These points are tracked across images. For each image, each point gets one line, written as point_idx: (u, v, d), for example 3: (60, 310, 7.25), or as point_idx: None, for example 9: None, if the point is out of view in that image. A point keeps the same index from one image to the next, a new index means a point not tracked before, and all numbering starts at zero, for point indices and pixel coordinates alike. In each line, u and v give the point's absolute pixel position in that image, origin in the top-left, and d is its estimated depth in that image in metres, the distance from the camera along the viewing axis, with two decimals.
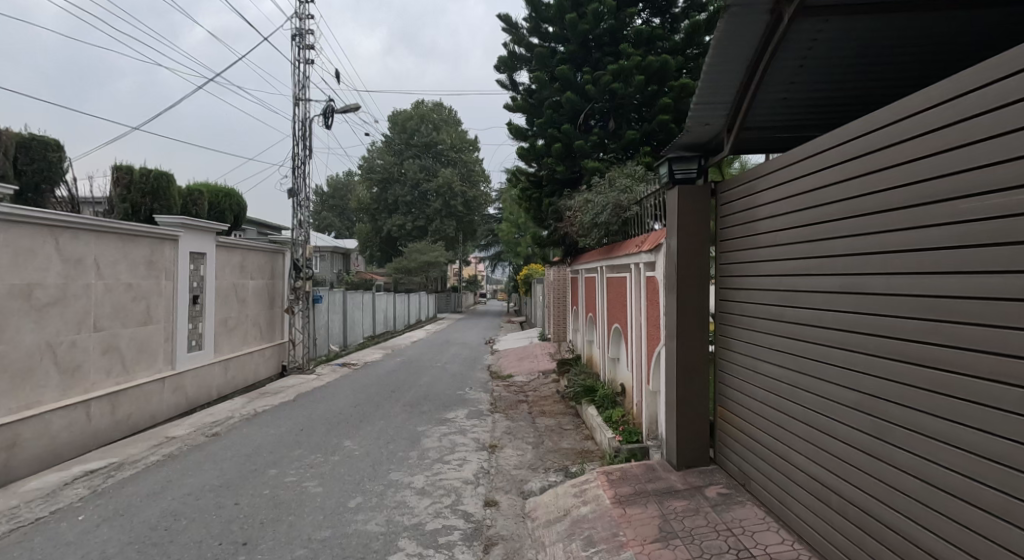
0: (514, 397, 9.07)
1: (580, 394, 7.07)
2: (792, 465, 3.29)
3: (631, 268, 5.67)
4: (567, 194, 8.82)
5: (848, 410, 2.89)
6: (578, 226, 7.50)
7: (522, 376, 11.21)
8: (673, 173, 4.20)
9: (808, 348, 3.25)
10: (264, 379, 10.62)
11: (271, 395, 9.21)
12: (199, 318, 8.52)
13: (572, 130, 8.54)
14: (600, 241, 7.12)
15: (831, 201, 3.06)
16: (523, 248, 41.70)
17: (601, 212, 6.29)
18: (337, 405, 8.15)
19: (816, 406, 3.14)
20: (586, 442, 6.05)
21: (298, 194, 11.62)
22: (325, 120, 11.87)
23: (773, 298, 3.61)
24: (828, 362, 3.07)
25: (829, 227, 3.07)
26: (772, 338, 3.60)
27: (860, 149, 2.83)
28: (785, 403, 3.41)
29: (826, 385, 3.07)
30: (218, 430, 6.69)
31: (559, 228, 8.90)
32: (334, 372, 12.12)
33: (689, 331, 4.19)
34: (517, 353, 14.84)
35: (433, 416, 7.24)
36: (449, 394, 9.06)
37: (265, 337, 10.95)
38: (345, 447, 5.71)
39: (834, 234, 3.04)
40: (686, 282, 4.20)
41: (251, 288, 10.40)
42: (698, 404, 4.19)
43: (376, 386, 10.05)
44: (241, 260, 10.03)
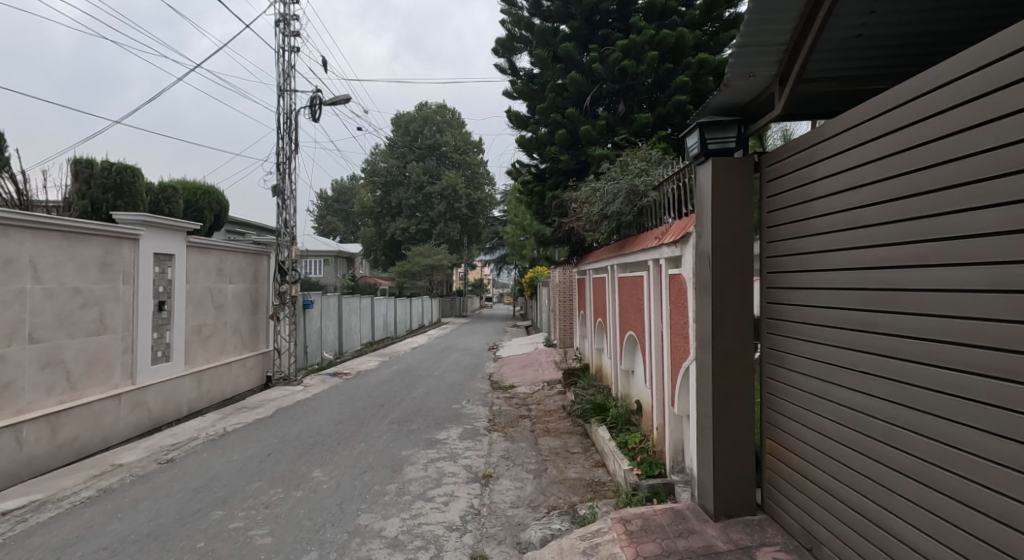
0: (515, 413, 8.19)
1: (589, 412, 6.18)
2: (837, 504, 2.67)
3: (647, 266, 4.79)
4: (572, 186, 7.97)
5: (906, 438, 2.27)
6: (585, 220, 6.63)
7: (525, 388, 10.32)
8: (705, 143, 3.33)
9: (853, 359, 2.62)
10: (245, 391, 9.80)
11: (249, 410, 8.38)
12: (166, 326, 7.71)
13: (578, 115, 7.70)
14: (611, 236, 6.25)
15: (873, 180, 2.50)
16: (528, 250, 40.84)
17: (612, 201, 5.43)
18: (317, 423, 7.31)
19: (866, 432, 2.52)
20: (597, 470, 5.16)
21: (283, 192, 10.81)
22: (312, 112, 11.08)
23: (825, 299, 2.84)
24: (878, 376, 2.45)
25: (871, 212, 2.50)
26: (813, 348, 2.92)
27: (911, 112, 2.27)
28: (827, 427, 2.77)
29: (876, 405, 2.45)
30: (175, 455, 5.86)
31: (564, 224, 8.04)
32: (323, 382, 11.28)
33: (729, 344, 3.28)
34: (520, 360, 13.96)
35: (421, 438, 6.38)
36: (443, 409, 8.19)
37: (247, 346, 10.13)
38: (313, 479, 4.87)
39: (876, 221, 2.47)
40: (724, 281, 3.30)
41: (230, 294, 9.60)
42: (741, 437, 3.29)
43: (365, 399, 9.21)
44: (218, 263, 9.23)
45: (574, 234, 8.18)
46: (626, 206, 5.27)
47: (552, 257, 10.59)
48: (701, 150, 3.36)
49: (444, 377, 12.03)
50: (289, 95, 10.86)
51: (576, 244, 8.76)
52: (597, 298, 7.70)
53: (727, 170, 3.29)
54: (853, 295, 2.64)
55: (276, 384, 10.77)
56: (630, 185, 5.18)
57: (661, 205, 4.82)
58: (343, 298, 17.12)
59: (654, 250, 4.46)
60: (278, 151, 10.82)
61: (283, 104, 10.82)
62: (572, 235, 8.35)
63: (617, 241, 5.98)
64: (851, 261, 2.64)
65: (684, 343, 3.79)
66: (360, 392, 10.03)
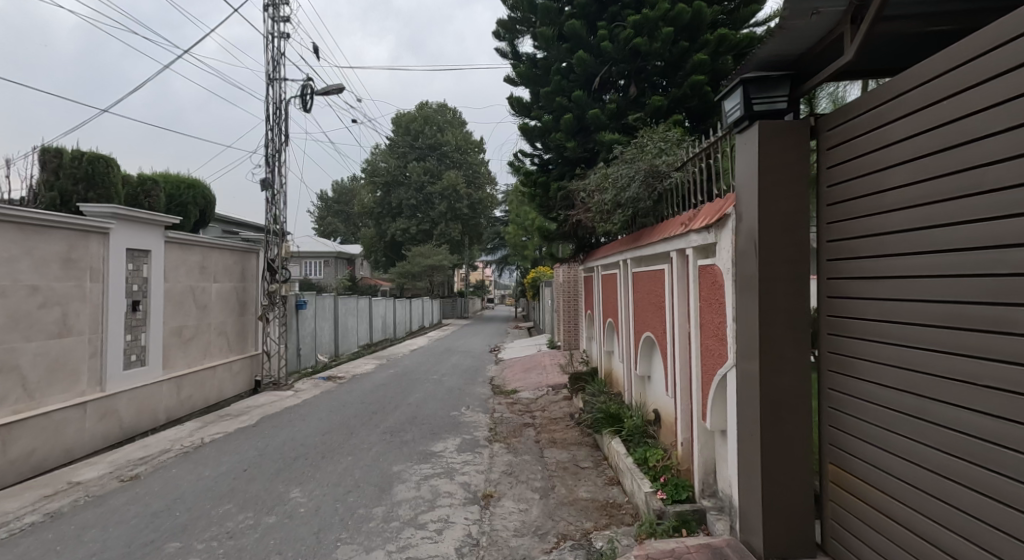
0: (517, 421, 7.60)
1: (601, 422, 5.60)
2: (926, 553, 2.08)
3: (671, 256, 4.19)
4: (578, 176, 7.41)
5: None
6: (595, 211, 6.06)
7: (528, 393, 9.73)
8: (749, 101, 2.74)
9: (942, 367, 2.04)
10: (231, 397, 9.23)
11: (232, 418, 7.81)
12: (141, 328, 7.15)
13: (585, 98, 7.18)
14: (624, 228, 5.66)
15: (964, 139, 1.92)
16: (530, 250, 40.26)
17: (628, 185, 4.84)
18: (303, 433, 6.74)
19: (962, 460, 1.93)
20: (611, 490, 4.57)
21: (273, 186, 10.25)
22: (303, 101, 10.53)
23: (897, 292, 2.26)
24: (982, 389, 1.86)
25: (963, 182, 1.93)
26: (888, 351, 2.31)
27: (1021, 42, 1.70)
28: (910, 452, 2.18)
29: (978, 426, 1.87)
30: (142, 471, 5.30)
31: (571, 217, 7.46)
32: (315, 387, 10.71)
33: (780, 347, 2.69)
34: (523, 363, 13.37)
35: (415, 450, 5.81)
36: (440, 417, 7.62)
37: (234, 348, 9.57)
38: (290, 501, 4.30)
39: (974, 192, 1.88)
40: (773, 271, 2.72)
41: (215, 293, 9.04)
42: (796, 460, 2.69)
43: (358, 406, 8.64)
44: (202, 260, 8.67)
45: (582, 228, 7.60)
46: (645, 190, 4.69)
47: (557, 254, 10.02)
48: (744, 112, 2.77)
49: (442, 381, 11.45)
50: (279, 84, 10.34)
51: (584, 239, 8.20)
52: (607, 295, 7.13)
53: (776, 136, 2.70)
54: (962, 283, 1.95)
55: (265, 389, 10.21)
56: (650, 166, 4.59)
57: (687, 188, 4.23)
58: (340, 298, 16.56)
59: (680, 239, 3.88)
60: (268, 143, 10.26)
61: (273, 93, 10.28)
62: (579, 228, 7.77)
63: (632, 233, 5.40)
64: (961, 237, 1.94)
65: (720, 346, 3.21)
66: (353, 398, 9.46)
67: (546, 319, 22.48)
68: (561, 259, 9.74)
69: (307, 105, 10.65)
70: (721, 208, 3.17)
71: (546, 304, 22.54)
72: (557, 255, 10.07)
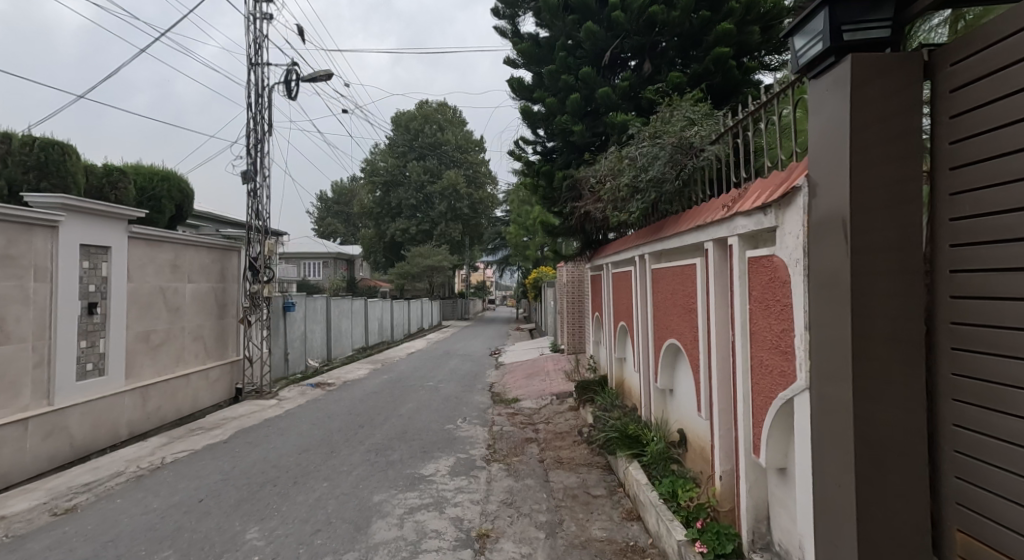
0: (519, 436, 6.86)
1: (616, 443, 4.85)
2: None
3: (707, 247, 3.42)
4: (586, 163, 6.68)
5: None
6: (607, 198, 5.32)
7: (530, 403, 8.98)
8: (839, 26, 2.00)
9: None
10: (207, 408, 8.49)
11: (204, 432, 7.08)
12: (99, 333, 6.42)
13: (593, 76, 6.44)
14: (642, 218, 4.92)
15: None
16: (532, 251, 39.62)
17: (651, 165, 4.09)
18: (279, 451, 6.00)
19: None
20: (632, 529, 3.82)
21: (255, 179, 9.53)
22: (287, 88, 9.82)
23: None
24: None
25: None
26: None
27: None
28: None
29: None
30: (83, 500, 4.56)
31: (578, 209, 6.71)
32: (301, 396, 9.97)
33: (877, 368, 1.93)
34: (524, 369, 12.62)
35: (401, 474, 5.07)
36: (433, 431, 6.88)
37: (212, 354, 8.82)
38: (244, 545, 3.57)
39: None
40: (871, 262, 1.96)
41: (190, 294, 8.31)
42: (899, 530, 1.89)
43: (344, 417, 7.91)
44: (174, 258, 7.94)
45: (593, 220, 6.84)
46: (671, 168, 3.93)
47: (562, 251, 9.26)
48: (830, 43, 2.03)
49: (439, 389, 10.71)
50: (262, 69, 9.63)
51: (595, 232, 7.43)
52: (618, 296, 6.39)
53: (876, 79, 1.96)
54: None
55: (247, 397, 9.46)
56: (678, 139, 3.83)
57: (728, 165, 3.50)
58: (333, 300, 15.83)
59: (720, 227, 3.13)
60: (249, 133, 9.55)
61: (255, 80, 9.58)
62: (587, 222, 7.02)
63: (654, 224, 4.64)
64: None
65: (783, 364, 2.45)
66: (341, 407, 8.73)
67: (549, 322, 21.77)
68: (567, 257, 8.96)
69: (293, 92, 9.94)
70: (787, 179, 2.40)
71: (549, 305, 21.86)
72: (563, 252, 9.31)
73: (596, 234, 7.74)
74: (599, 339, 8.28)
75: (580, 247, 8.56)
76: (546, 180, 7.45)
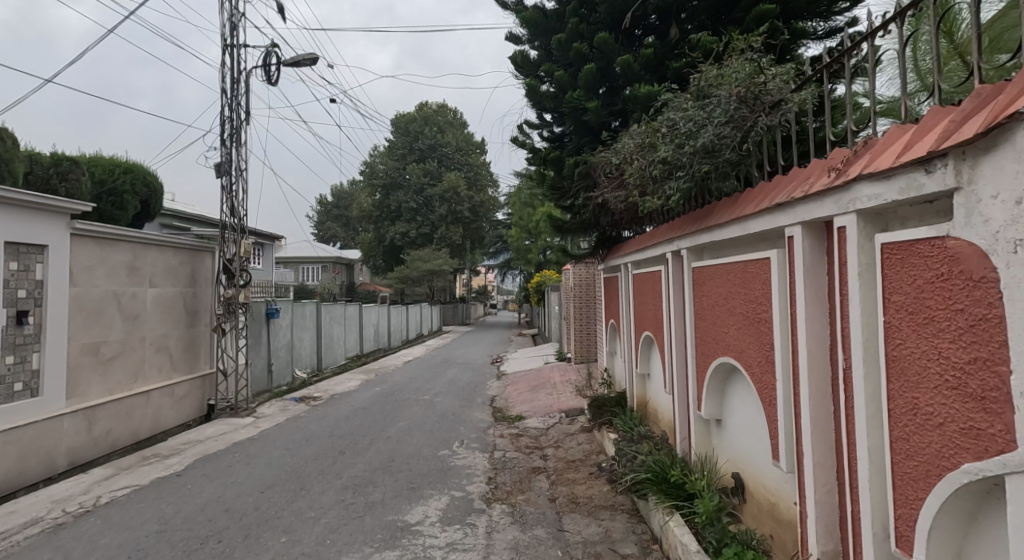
0: (524, 466, 5.87)
1: (647, 485, 3.86)
2: None
3: (789, 235, 2.46)
4: (603, 146, 5.74)
5: None
6: (633, 181, 4.38)
7: (536, 421, 8.00)
8: None
9: None
10: (171, 428, 7.51)
11: (159, 459, 6.11)
12: (31, 346, 5.48)
13: (611, 43, 5.52)
14: (679, 203, 3.97)
15: None
16: (534, 254, 38.74)
17: (702, 128, 3.15)
18: (239, 487, 5.04)
19: None
20: None
21: (230, 172, 8.60)
22: (267, 73, 8.91)
23: None
24: None
25: None
26: None
27: None
28: None
29: None
30: None
31: (594, 198, 5.81)
32: (282, 413, 8.99)
33: None
34: (528, 380, 11.63)
35: (380, 523, 4.09)
36: (425, 460, 5.90)
37: (179, 368, 7.86)
38: None
39: None
40: None
41: (152, 300, 7.36)
42: None
43: (324, 440, 6.93)
44: (133, 259, 7.01)
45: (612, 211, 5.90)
46: (734, 129, 3.00)
47: (572, 251, 8.31)
48: None
49: (435, 403, 9.74)
50: (239, 52, 8.73)
51: (613, 226, 6.45)
52: (643, 301, 5.39)
53: None
54: None
55: (220, 414, 8.49)
56: (745, 90, 2.91)
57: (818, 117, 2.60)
58: (324, 306, 14.89)
59: (823, 200, 2.15)
60: (225, 121, 8.62)
61: (231, 63, 8.65)
62: (603, 214, 6.13)
63: (698, 210, 3.67)
64: None
65: (976, 417, 1.47)
66: (323, 428, 7.75)
67: (553, 328, 20.79)
68: (577, 257, 8.00)
69: (274, 77, 9.01)
70: (989, 108, 1.45)
71: (553, 310, 20.91)
72: (572, 251, 8.36)
73: (613, 229, 6.78)
74: (615, 349, 7.29)
75: (593, 246, 7.59)
76: (555, 168, 6.52)
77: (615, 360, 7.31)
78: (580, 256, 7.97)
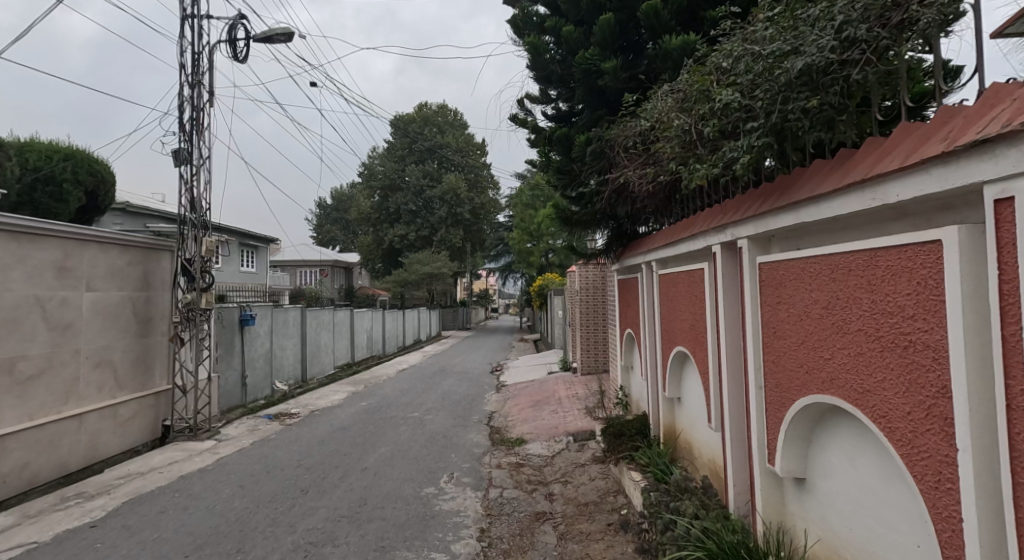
0: (526, 511, 4.78)
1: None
2: None
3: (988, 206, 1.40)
4: (623, 116, 4.69)
5: None
6: (670, 146, 3.31)
7: (539, 447, 6.91)
8: None
9: None
10: (113, 456, 6.44)
11: (82, 500, 5.03)
12: None
13: None
14: (743, 174, 2.89)
15: None
16: (536, 257, 37.75)
17: (815, 38, 2.18)
18: (161, 546, 3.96)
19: None
20: None
21: (191, 160, 7.54)
22: (233, 48, 7.85)
23: None
24: None
25: None
26: None
27: None
28: None
29: None
30: None
31: (610, 180, 4.76)
32: (250, 434, 7.91)
33: None
34: (530, 395, 10.53)
35: None
36: (403, 505, 4.82)
37: (125, 385, 6.78)
38: None
39: None
40: None
41: (89, 306, 6.29)
42: None
43: (288, 473, 5.85)
44: (63, 258, 5.96)
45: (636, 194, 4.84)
46: (871, 31, 2.02)
47: (580, 248, 7.23)
48: None
49: (425, 423, 8.63)
50: (200, 24, 7.68)
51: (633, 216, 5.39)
52: (673, 308, 4.32)
53: None
54: None
55: (177, 437, 7.41)
56: None
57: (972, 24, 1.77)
58: (309, 312, 13.81)
59: None
60: (184, 102, 7.54)
61: (190, 36, 7.58)
62: (620, 202, 5.08)
63: (777, 180, 2.59)
64: None
65: None
66: (291, 455, 6.66)
67: (557, 334, 19.70)
68: (585, 256, 6.91)
69: (242, 53, 7.95)
70: None
71: (557, 315, 19.82)
72: (581, 249, 7.27)
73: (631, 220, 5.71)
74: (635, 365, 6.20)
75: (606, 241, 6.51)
76: (562, 148, 5.43)
77: (634, 376, 6.24)
78: (589, 256, 6.88)
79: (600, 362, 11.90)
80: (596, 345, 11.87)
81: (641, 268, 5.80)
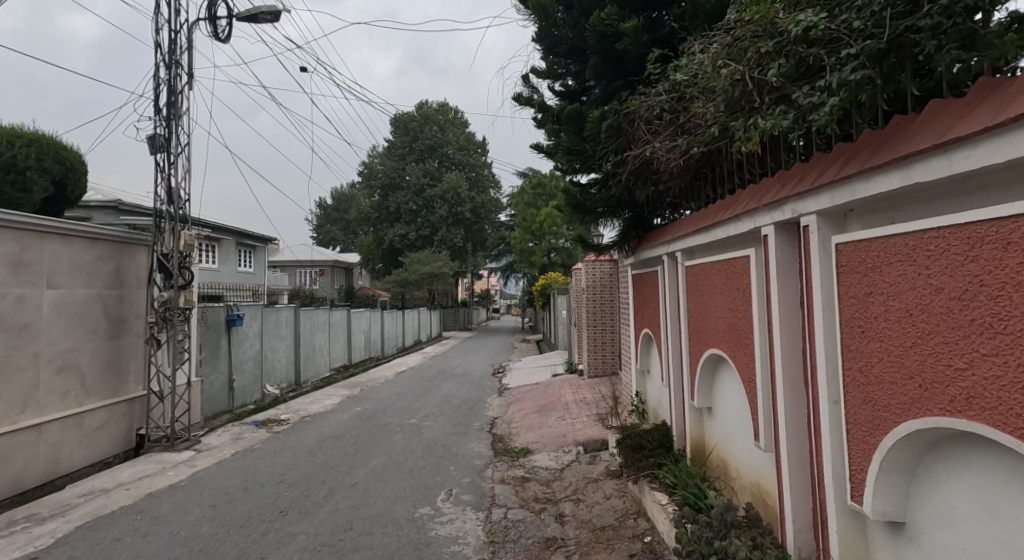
0: (535, 537, 4.18)
1: None
2: None
3: None
4: (644, 85, 4.12)
5: None
6: (726, 94, 2.73)
7: (546, 458, 6.33)
8: None
9: None
10: (78, 470, 5.86)
11: (31, 523, 4.45)
12: None
13: None
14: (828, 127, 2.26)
15: None
16: (538, 256, 37.22)
17: None
18: None
19: None
20: None
21: (168, 148, 6.95)
22: (214, 27, 7.25)
23: None
24: None
25: None
26: None
27: None
28: None
29: None
30: None
31: (631, 158, 4.18)
32: (234, 443, 7.33)
33: None
34: (534, 399, 9.94)
35: None
36: (394, 530, 4.23)
37: (93, 392, 6.19)
38: None
39: None
40: None
41: (51, 305, 5.71)
42: None
43: (268, 490, 5.27)
44: (19, 252, 5.38)
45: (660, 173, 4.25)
46: None
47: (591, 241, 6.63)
48: None
49: (422, 430, 8.06)
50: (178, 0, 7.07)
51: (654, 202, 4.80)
52: (705, 305, 3.72)
53: None
54: None
55: (153, 448, 6.83)
56: None
57: None
58: (302, 312, 13.26)
59: None
60: (159, 84, 6.95)
61: (166, 13, 6.98)
62: (640, 185, 4.52)
63: (873, 133, 2.00)
64: None
65: None
66: (274, 468, 6.07)
67: (561, 335, 19.14)
68: (596, 248, 6.31)
69: (224, 32, 7.36)
70: None
71: (561, 316, 19.25)
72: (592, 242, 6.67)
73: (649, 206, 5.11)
74: (653, 368, 5.61)
75: (621, 231, 5.91)
76: (572, 125, 4.84)
77: (653, 381, 5.64)
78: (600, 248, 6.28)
79: (609, 363, 11.34)
80: (604, 345, 11.31)
81: (660, 261, 5.20)
